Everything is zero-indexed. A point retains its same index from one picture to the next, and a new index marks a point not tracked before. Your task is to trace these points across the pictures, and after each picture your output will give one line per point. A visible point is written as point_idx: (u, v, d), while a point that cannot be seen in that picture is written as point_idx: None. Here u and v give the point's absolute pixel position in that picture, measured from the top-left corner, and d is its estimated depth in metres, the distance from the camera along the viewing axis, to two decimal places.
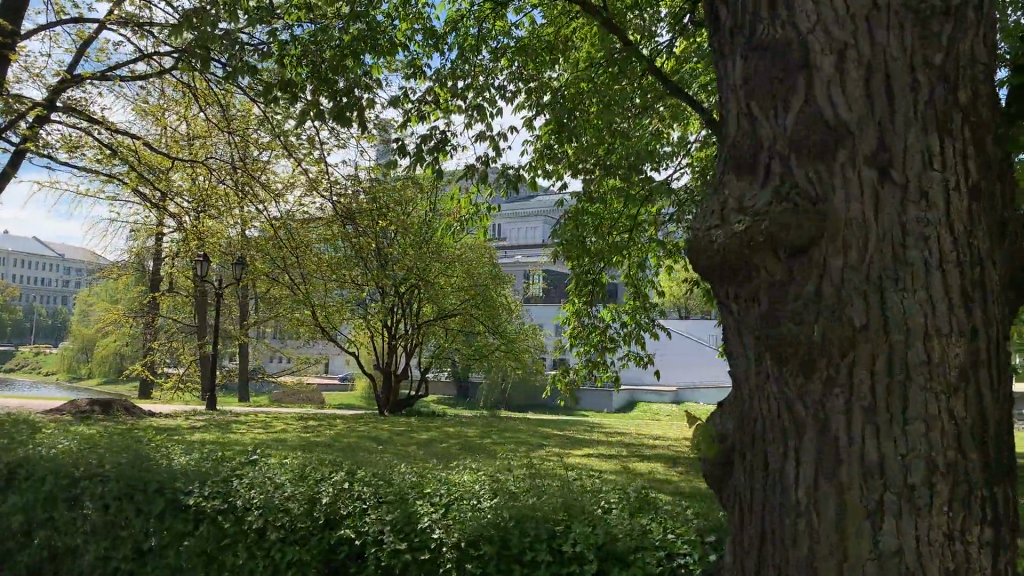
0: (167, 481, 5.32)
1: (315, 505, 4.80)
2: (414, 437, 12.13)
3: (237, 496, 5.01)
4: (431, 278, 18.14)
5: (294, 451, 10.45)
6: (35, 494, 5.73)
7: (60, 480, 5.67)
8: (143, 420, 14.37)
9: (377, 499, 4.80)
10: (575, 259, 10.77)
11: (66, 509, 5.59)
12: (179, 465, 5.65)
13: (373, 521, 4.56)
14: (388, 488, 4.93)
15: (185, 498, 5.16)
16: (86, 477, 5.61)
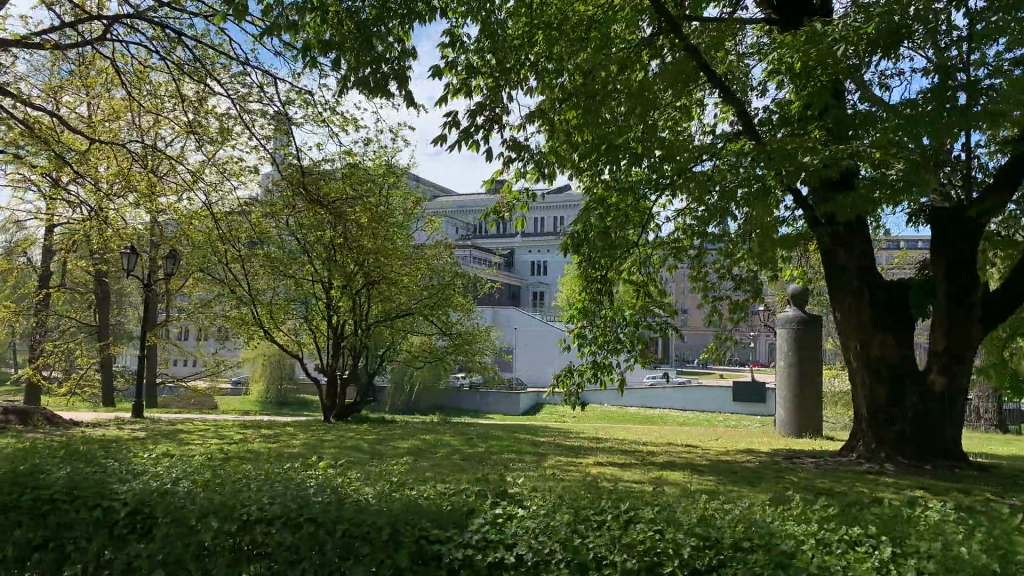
0: (399, 527, 4.19)
1: (660, 560, 3.82)
2: (396, 447, 11.20)
3: (523, 546, 3.95)
4: (394, 276, 17.23)
5: (282, 464, 9.32)
6: (178, 547, 4.40)
7: (223, 524, 4.40)
8: (72, 430, 12.70)
9: (740, 542, 3.98)
10: (586, 256, 10.23)
11: (227, 564, 4.29)
12: (390, 505, 4.58)
13: (749, 572, 3.71)
14: (738, 530, 4.11)
15: (441, 546, 4.05)
16: (257, 521, 4.39)
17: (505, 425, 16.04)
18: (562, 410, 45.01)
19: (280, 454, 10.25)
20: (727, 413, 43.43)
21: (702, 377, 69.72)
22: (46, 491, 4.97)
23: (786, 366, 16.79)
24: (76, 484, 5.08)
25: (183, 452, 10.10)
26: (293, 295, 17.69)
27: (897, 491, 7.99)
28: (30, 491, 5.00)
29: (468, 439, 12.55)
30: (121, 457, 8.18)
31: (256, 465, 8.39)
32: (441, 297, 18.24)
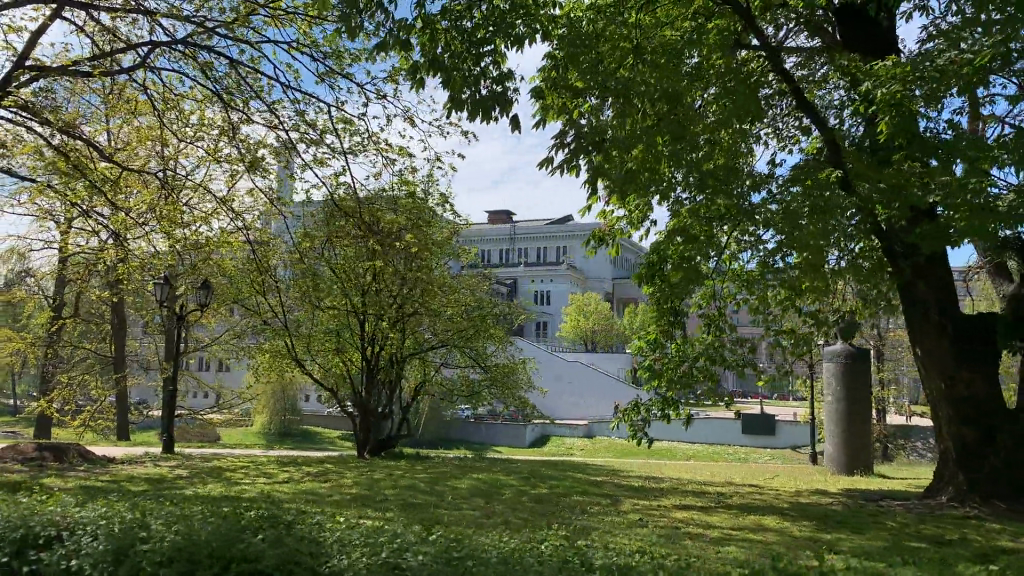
0: None
1: None
2: (453, 487, 10.67)
3: None
4: (433, 305, 16.74)
5: (348, 506, 8.83)
6: None
7: None
8: (112, 468, 12.20)
9: None
10: (665, 286, 9.85)
11: None
12: None
13: None
14: None
15: None
16: None
17: (545, 462, 15.50)
18: (571, 443, 44.39)
19: (340, 495, 9.73)
20: (739, 446, 42.79)
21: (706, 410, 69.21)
22: (243, 564, 4.83)
23: (835, 402, 16.31)
24: (272, 554, 4.91)
25: (238, 493, 9.60)
26: (328, 326, 17.25)
27: (1014, 540, 7.54)
28: (228, 564, 4.87)
29: (523, 478, 12.01)
30: (192, 505, 7.71)
31: (330, 511, 7.89)
32: (480, 328, 17.58)
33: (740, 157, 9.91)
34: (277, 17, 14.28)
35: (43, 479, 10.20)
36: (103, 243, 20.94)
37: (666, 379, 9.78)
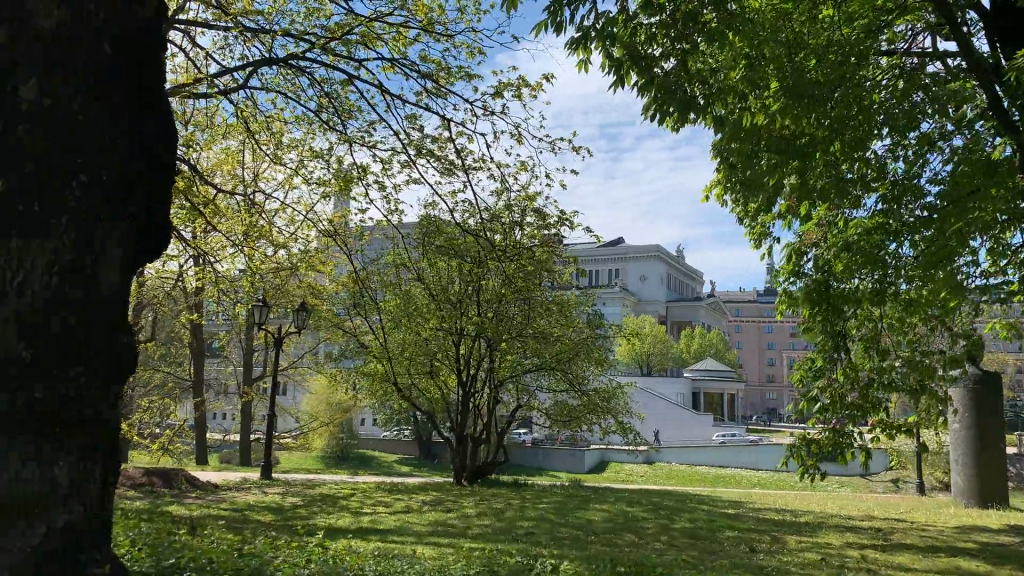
0: None
1: None
2: (591, 520, 9.96)
3: None
4: (538, 326, 16.07)
5: (496, 539, 8.25)
6: None
7: None
8: (224, 496, 11.83)
9: None
10: (830, 306, 9.12)
11: None
12: None
13: None
14: None
15: None
16: None
17: (653, 491, 14.75)
18: (630, 468, 43.30)
19: (478, 527, 9.15)
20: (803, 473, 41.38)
21: (765, 435, 67.41)
22: None
23: (963, 426, 15.24)
24: None
25: (369, 525, 9.09)
26: (425, 348, 16.80)
27: None
28: None
29: (654, 509, 11.27)
30: (347, 541, 7.20)
31: (487, 549, 7.32)
32: (589, 351, 16.77)
33: (905, 162, 9.16)
34: (372, 37, 14.01)
35: (167, 508, 9.83)
36: (189, 265, 20.85)
37: (832, 409, 9.04)
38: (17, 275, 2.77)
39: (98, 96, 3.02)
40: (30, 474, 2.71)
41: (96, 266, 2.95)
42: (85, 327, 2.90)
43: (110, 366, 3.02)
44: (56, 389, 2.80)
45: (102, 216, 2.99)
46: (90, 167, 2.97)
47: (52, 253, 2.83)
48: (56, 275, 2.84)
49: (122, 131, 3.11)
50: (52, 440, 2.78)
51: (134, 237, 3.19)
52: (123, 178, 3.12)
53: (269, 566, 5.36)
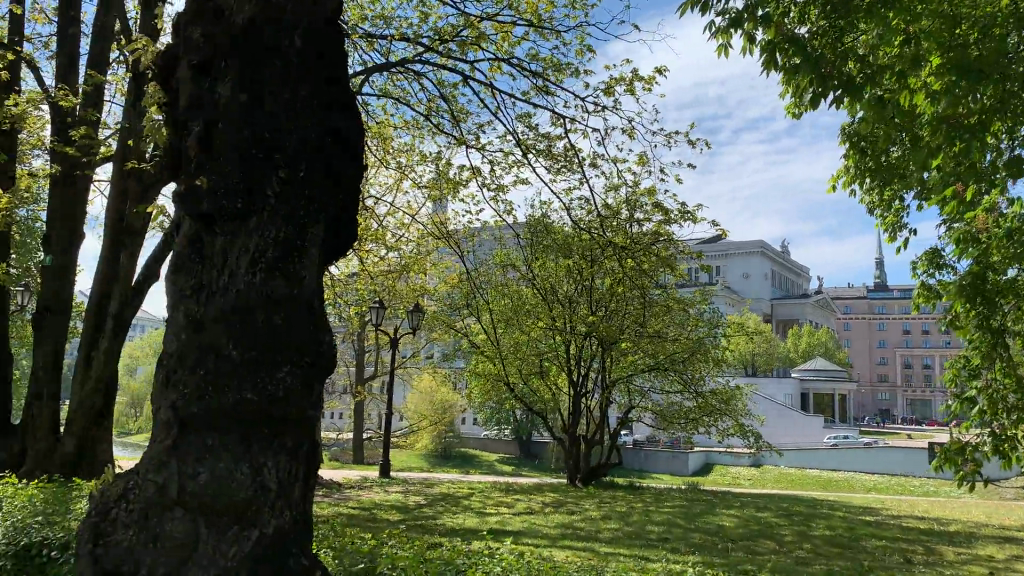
0: None
1: None
2: (722, 526, 9.58)
3: None
4: (655, 326, 15.62)
5: (629, 544, 8.02)
6: None
7: None
8: (351, 495, 12.07)
9: None
10: (988, 304, 8.45)
11: None
12: None
13: None
14: None
15: None
16: None
17: (780, 496, 14.16)
18: (737, 470, 42.04)
19: (608, 531, 8.95)
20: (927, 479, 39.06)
21: (880, 437, 64.32)
22: None
23: None
24: None
25: (496, 526, 9.02)
26: (537, 348, 16.68)
27: None
28: None
29: (787, 516, 10.76)
30: (485, 545, 7.14)
31: (623, 555, 7.11)
32: (709, 351, 16.17)
33: None
34: (483, 36, 13.92)
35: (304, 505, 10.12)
36: None
37: (993, 412, 8.43)
38: (230, 272, 3.40)
39: (286, 110, 3.57)
40: (242, 476, 3.23)
41: (295, 263, 3.50)
42: (292, 315, 3.44)
43: (316, 349, 3.53)
44: (264, 383, 3.32)
45: (298, 216, 3.53)
46: (286, 171, 3.53)
47: (258, 250, 3.42)
48: (263, 270, 3.40)
49: (310, 139, 3.64)
50: (263, 422, 3.30)
51: (325, 231, 3.72)
52: (318, 180, 3.66)
53: (423, 564, 5.32)
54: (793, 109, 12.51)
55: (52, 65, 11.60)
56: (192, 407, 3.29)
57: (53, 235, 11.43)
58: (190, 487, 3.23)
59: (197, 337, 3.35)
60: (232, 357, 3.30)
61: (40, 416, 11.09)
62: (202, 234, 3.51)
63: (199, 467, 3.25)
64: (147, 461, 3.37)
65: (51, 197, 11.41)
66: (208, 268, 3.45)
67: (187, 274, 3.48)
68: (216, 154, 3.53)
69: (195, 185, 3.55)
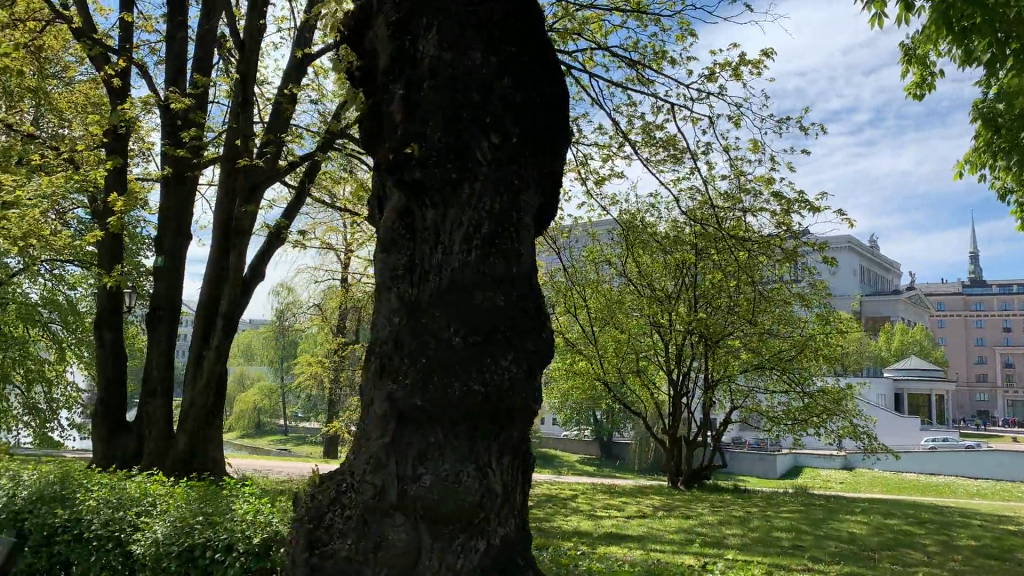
0: None
1: None
2: (853, 533, 9.03)
3: None
4: (764, 324, 14.96)
5: (760, 551, 7.61)
6: None
7: None
8: None
9: None
10: None
11: None
12: None
13: None
14: None
15: None
16: None
17: (900, 502, 13.40)
18: (832, 474, 40.47)
19: (732, 537, 8.55)
20: None
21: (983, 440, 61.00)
22: None
23: None
24: None
25: (613, 530, 8.72)
26: (635, 347, 16.27)
27: None
28: None
29: (918, 524, 10.11)
30: (615, 552, 6.84)
31: (762, 565, 6.71)
32: (822, 352, 15.37)
33: None
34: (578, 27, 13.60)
35: None
36: None
37: None
38: (445, 248, 3.64)
39: (493, 78, 3.80)
40: (469, 479, 3.41)
41: (509, 239, 3.69)
42: (509, 297, 3.64)
43: (536, 338, 3.71)
44: (489, 375, 3.51)
45: (506, 189, 3.72)
46: (491, 144, 3.73)
47: (470, 230, 3.64)
48: (476, 249, 3.63)
49: (517, 107, 3.83)
50: (487, 413, 3.50)
51: (536, 198, 3.89)
52: (525, 158, 3.83)
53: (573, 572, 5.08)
54: (915, 90, 11.70)
55: (162, 71, 11.91)
56: (413, 398, 3.48)
57: (165, 236, 11.65)
58: (413, 490, 3.39)
59: (414, 325, 3.58)
60: (454, 347, 3.51)
61: (154, 414, 11.31)
62: (412, 207, 3.75)
63: (421, 469, 3.43)
64: (368, 452, 3.59)
65: (162, 196, 11.61)
66: (420, 246, 3.69)
67: (398, 254, 3.73)
68: (422, 118, 3.78)
69: (404, 154, 3.80)
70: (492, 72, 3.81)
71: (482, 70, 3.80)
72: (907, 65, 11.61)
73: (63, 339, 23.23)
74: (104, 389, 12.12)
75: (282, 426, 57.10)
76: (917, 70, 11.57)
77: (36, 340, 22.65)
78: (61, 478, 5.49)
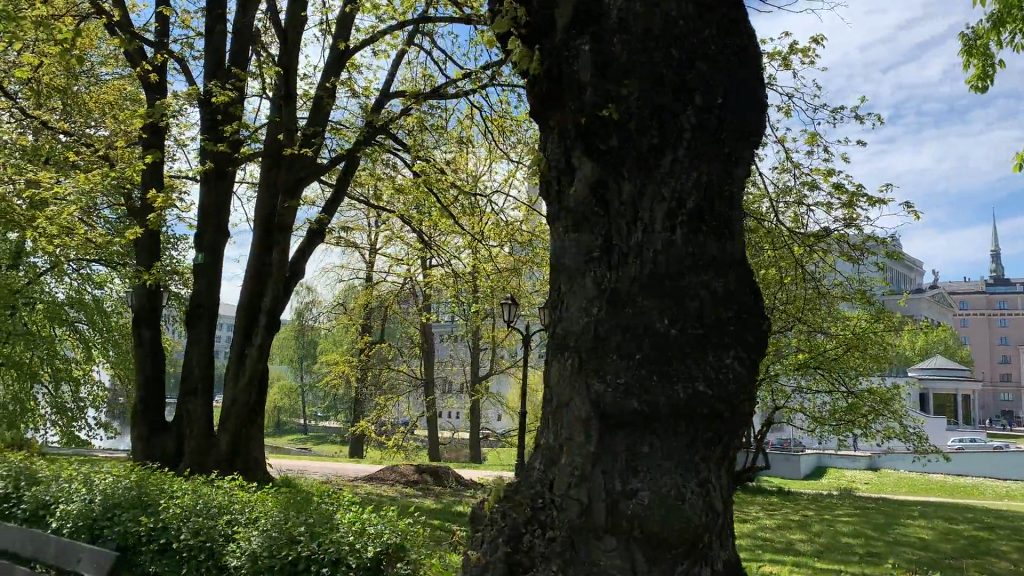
0: None
1: None
2: (921, 539, 8.74)
3: None
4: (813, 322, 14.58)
5: (834, 557, 7.35)
6: None
7: None
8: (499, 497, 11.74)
9: None
10: None
11: None
12: None
13: None
14: None
15: None
16: None
17: (952, 506, 13.04)
18: (858, 475, 39.94)
19: (795, 541, 8.31)
20: None
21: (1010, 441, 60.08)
22: None
23: None
24: None
25: None
26: None
27: None
28: None
29: (981, 528, 9.78)
30: None
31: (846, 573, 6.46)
32: (870, 350, 14.97)
33: None
34: None
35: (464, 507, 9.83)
36: (426, 266, 21.26)
37: None
38: (645, 227, 3.47)
39: (688, 32, 3.56)
40: (693, 496, 3.29)
41: (713, 221, 3.52)
42: (723, 281, 3.46)
43: (753, 328, 3.51)
44: (712, 373, 3.35)
45: (708, 163, 3.53)
46: (696, 109, 3.53)
47: (675, 210, 3.47)
48: (679, 227, 3.45)
49: (721, 67, 3.60)
50: (706, 410, 3.35)
51: (735, 173, 3.64)
52: (726, 127, 3.59)
53: None
54: (975, 82, 11.32)
55: (202, 64, 11.74)
56: (624, 399, 3.33)
57: (204, 231, 11.45)
58: (628, 506, 3.26)
59: (618, 316, 3.41)
60: (670, 337, 3.33)
61: (194, 413, 11.04)
62: (608, 181, 3.57)
63: (635, 484, 3.30)
64: (569, 458, 3.48)
65: (201, 193, 11.39)
66: (619, 227, 3.51)
67: (592, 235, 3.56)
68: (617, 81, 3.57)
69: (600, 118, 3.60)
70: (694, 24, 3.56)
71: (683, 21, 3.55)
72: (967, 57, 11.24)
73: (90, 339, 23.24)
74: (143, 388, 11.96)
75: (302, 425, 57.09)
76: (977, 62, 11.19)
77: (63, 340, 22.72)
78: (136, 483, 5.29)
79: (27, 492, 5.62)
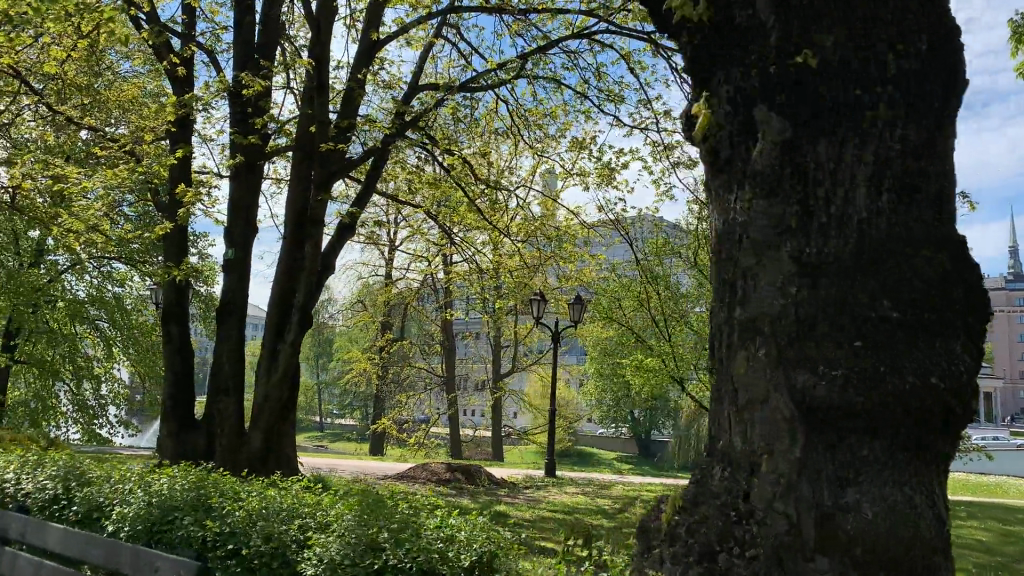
0: None
1: None
2: (975, 540, 8.50)
3: None
4: None
5: None
6: None
7: None
8: (533, 496, 11.55)
9: None
10: None
11: None
12: None
13: None
14: None
15: None
16: None
17: (994, 505, 12.74)
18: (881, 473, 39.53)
19: None
20: None
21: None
22: None
23: None
24: None
25: None
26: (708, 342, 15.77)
27: None
28: None
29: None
30: None
31: None
32: None
33: None
34: None
35: (502, 506, 9.63)
36: (448, 262, 21.04)
37: None
38: (846, 207, 3.16)
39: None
40: (922, 503, 3.00)
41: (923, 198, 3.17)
42: (943, 264, 3.10)
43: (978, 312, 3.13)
44: (943, 365, 3.00)
45: (913, 131, 3.18)
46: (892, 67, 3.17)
47: (879, 174, 3.16)
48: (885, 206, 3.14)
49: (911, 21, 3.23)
50: (939, 407, 2.99)
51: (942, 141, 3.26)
52: (928, 90, 3.23)
53: None
54: None
55: (231, 57, 11.59)
56: (839, 385, 3.01)
57: (234, 226, 11.25)
58: (852, 519, 2.96)
59: (822, 302, 3.11)
60: (888, 319, 3.01)
61: (226, 410, 10.87)
62: (800, 159, 3.24)
63: (854, 494, 2.99)
64: (765, 454, 3.20)
65: (231, 187, 11.22)
66: (818, 205, 3.19)
67: (788, 203, 3.25)
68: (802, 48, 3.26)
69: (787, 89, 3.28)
70: None
71: None
72: (1015, 44, 10.92)
73: (112, 336, 23.26)
74: (172, 385, 11.80)
75: (318, 422, 57.17)
76: None
77: (85, 337, 22.75)
78: (195, 484, 5.14)
79: (80, 493, 5.50)
